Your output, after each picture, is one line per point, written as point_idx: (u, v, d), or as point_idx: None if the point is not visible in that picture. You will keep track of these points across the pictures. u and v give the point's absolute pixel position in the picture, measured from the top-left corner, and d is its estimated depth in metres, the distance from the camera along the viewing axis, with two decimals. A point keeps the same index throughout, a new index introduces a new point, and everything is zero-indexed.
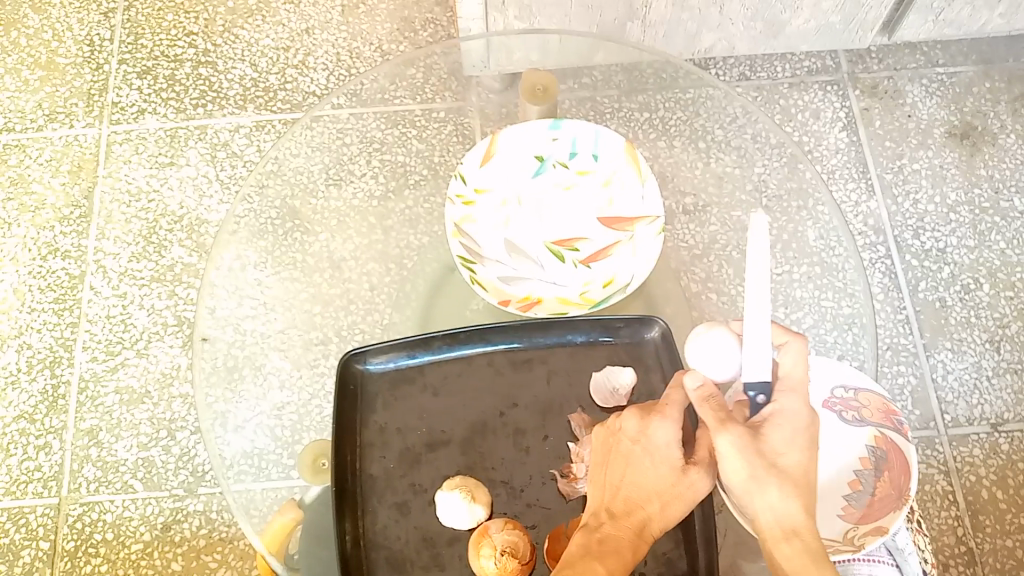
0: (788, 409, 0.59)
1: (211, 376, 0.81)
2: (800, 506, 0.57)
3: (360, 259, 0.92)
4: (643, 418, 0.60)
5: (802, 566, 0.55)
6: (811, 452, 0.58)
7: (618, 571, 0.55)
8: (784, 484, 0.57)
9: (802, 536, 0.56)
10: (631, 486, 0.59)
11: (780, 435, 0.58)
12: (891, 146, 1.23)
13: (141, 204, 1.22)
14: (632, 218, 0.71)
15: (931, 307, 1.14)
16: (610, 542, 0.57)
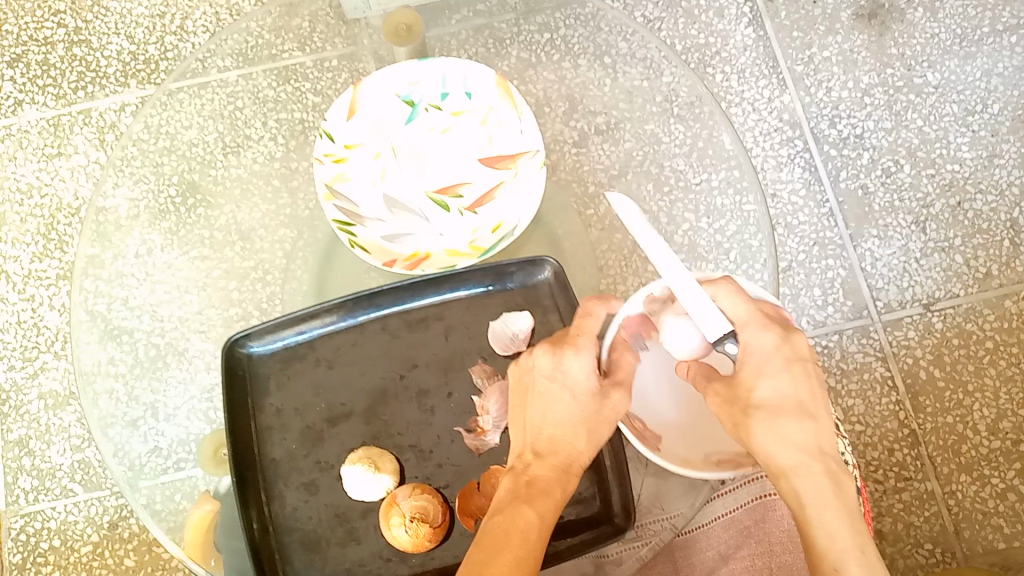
0: (756, 342, 0.57)
1: (137, 368, 0.81)
2: (797, 440, 0.56)
3: (270, 226, 0.85)
4: (553, 352, 0.59)
5: (809, 498, 0.55)
6: (790, 374, 0.57)
7: (548, 512, 0.55)
8: (767, 420, 0.56)
9: (805, 468, 0.56)
10: (552, 423, 0.58)
11: (753, 374, 0.57)
12: (799, 36, 1.20)
13: (35, 200, 1.16)
14: (513, 154, 0.68)
15: (854, 197, 1.13)
16: (541, 484, 0.57)
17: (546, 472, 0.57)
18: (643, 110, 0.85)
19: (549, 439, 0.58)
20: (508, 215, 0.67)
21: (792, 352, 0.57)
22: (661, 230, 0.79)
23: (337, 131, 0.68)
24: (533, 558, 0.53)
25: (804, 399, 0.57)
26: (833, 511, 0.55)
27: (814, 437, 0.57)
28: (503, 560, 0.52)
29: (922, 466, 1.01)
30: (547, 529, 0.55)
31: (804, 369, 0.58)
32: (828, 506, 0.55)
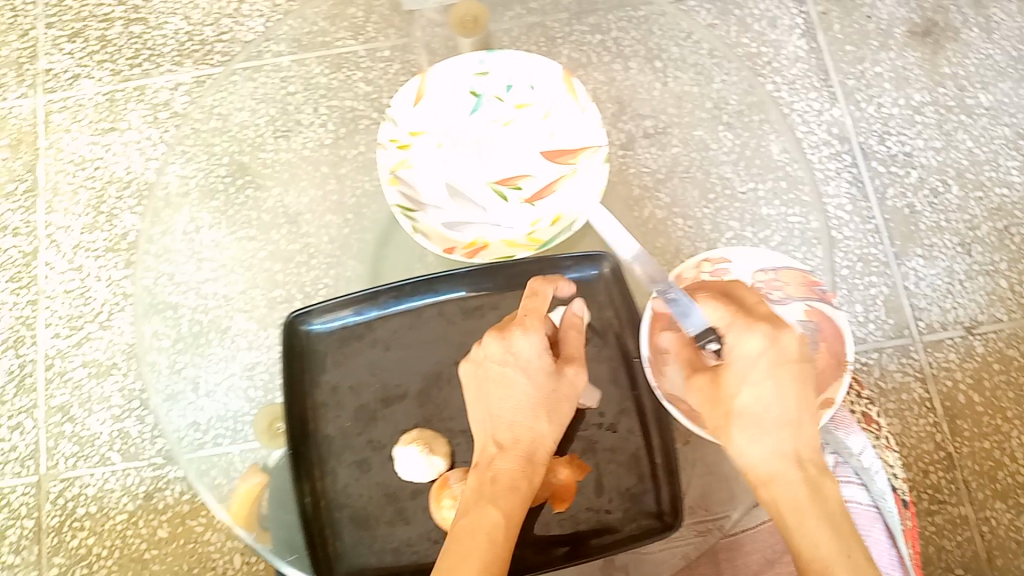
0: (737, 343, 0.55)
1: (178, 343, 0.80)
2: (776, 446, 0.54)
3: (316, 212, 0.86)
4: (502, 336, 0.59)
5: (792, 507, 0.53)
6: (777, 379, 0.55)
7: (515, 508, 0.55)
8: (751, 427, 0.54)
9: (786, 475, 0.54)
10: (506, 411, 0.57)
11: (736, 375, 0.55)
12: (852, 50, 1.21)
13: (87, 172, 1.18)
14: (575, 148, 0.68)
15: (900, 214, 1.13)
16: (505, 476, 0.56)
17: (511, 464, 0.56)
18: (692, 116, 0.86)
19: (509, 430, 0.57)
20: (568, 208, 0.67)
21: (780, 352, 0.55)
22: (706, 240, 0.81)
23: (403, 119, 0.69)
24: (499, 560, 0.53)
25: (788, 403, 0.55)
26: (818, 520, 0.52)
27: (798, 442, 0.54)
28: (470, 568, 0.51)
29: (956, 489, 1.01)
30: (515, 525, 0.54)
31: (791, 370, 0.55)
32: (809, 515, 0.52)
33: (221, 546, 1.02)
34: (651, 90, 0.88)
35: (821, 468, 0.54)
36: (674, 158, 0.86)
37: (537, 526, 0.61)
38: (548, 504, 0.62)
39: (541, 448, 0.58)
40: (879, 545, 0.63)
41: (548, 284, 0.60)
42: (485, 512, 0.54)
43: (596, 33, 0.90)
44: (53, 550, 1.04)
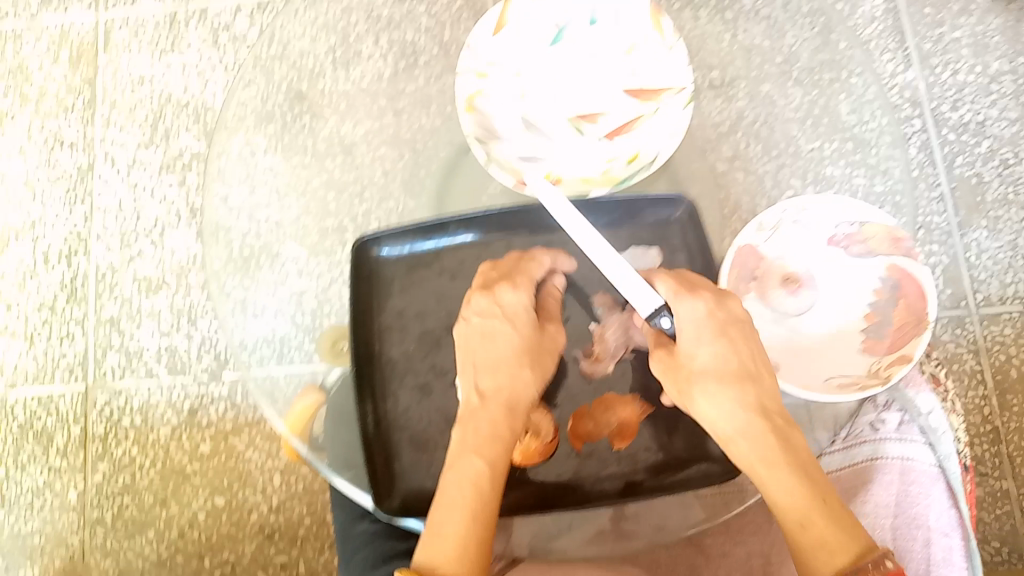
0: (685, 312, 0.57)
1: (228, 265, 0.78)
2: (740, 402, 0.54)
3: (372, 143, 0.83)
4: (488, 290, 0.60)
5: (758, 461, 0.53)
6: (727, 339, 0.56)
7: (497, 452, 0.55)
8: (708, 385, 0.55)
9: (754, 429, 0.54)
10: (489, 360, 0.57)
11: (687, 340, 0.57)
12: (931, 13, 1.16)
13: (145, 90, 1.18)
14: (658, 87, 0.67)
15: (967, 184, 1.10)
16: (485, 425, 0.55)
17: (493, 414, 0.56)
18: (760, 70, 0.83)
19: (490, 378, 0.57)
20: (646, 146, 0.66)
21: (727, 315, 0.57)
22: (766, 197, 0.77)
23: (481, 46, 0.67)
24: (486, 508, 0.53)
25: (742, 359, 0.56)
26: (787, 470, 0.52)
27: (755, 396, 0.55)
28: (460, 520, 0.52)
29: (999, 464, 1.00)
30: (500, 473, 0.54)
31: (735, 330, 0.57)
32: (780, 466, 0.53)
33: (262, 465, 1.04)
34: (720, 43, 0.84)
35: (779, 418, 0.55)
36: (738, 112, 0.82)
37: (595, 462, 0.63)
38: (608, 442, 0.63)
39: (523, 398, 0.57)
40: (938, 505, 0.67)
41: (545, 256, 0.63)
42: (467, 461, 0.54)
43: None
44: (99, 457, 1.06)
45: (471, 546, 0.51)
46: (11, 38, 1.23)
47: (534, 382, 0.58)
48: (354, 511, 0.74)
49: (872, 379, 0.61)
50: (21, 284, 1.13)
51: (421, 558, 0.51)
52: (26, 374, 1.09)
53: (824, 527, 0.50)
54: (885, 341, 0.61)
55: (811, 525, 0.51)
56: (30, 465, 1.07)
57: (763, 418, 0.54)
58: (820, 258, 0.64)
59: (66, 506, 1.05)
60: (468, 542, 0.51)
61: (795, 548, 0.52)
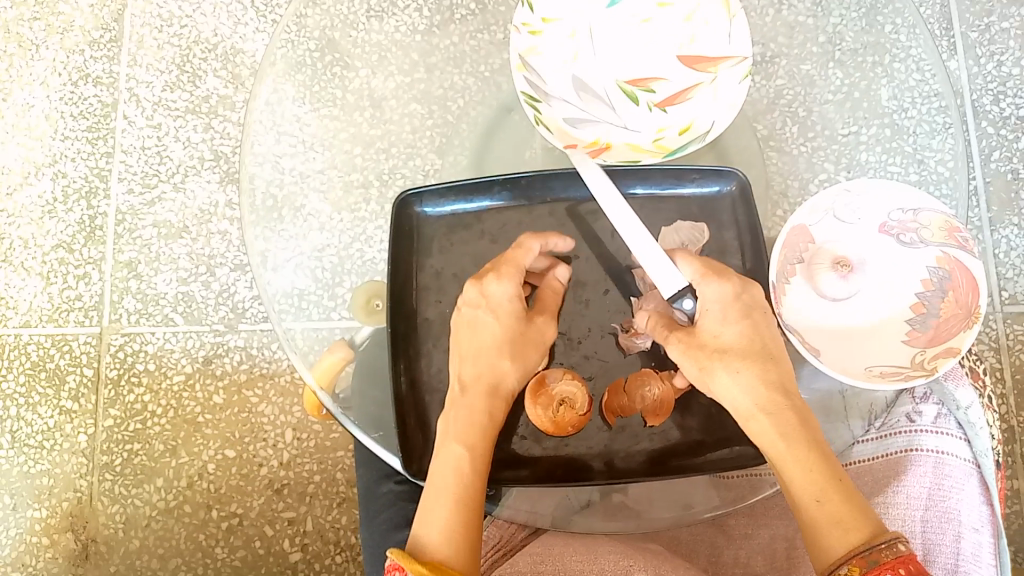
0: (710, 292, 0.57)
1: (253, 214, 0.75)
2: (759, 382, 0.54)
3: (402, 98, 0.80)
4: (477, 280, 0.60)
5: (775, 441, 0.53)
6: (748, 322, 0.56)
7: (476, 441, 0.57)
8: (731, 364, 0.55)
9: (773, 408, 0.54)
10: (473, 350, 0.59)
11: (709, 318, 0.57)
12: (981, 1, 1.13)
13: (173, 29, 1.16)
14: (716, 57, 0.65)
15: (1002, 179, 1.08)
16: (466, 415, 0.57)
17: (473, 402, 0.58)
18: (802, 49, 0.80)
19: (473, 368, 0.59)
20: (700, 117, 0.66)
21: (748, 300, 0.57)
22: (797, 179, 0.76)
23: (538, 2, 0.67)
24: (469, 492, 0.55)
25: (760, 345, 0.56)
26: (805, 449, 0.52)
27: (775, 377, 0.55)
28: (447, 505, 0.54)
29: (1012, 462, 0.99)
30: (480, 457, 0.57)
31: (757, 315, 0.57)
32: (797, 442, 0.53)
33: (275, 419, 1.02)
34: (762, 17, 0.81)
35: (797, 398, 0.55)
36: (776, 90, 0.80)
37: (626, 436, 0.61)
38: (641, 417, 0.61)
39: (506, 386, 0.59)
40: (971, 501, 0.67)
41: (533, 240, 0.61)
42: (454, 448, 0.56)
43: None
44: (110, 402, 1.05)
45: (457, 528, 0.53)
46: None
47: (513, 372, 0.59)
48: (378, 470, 0.74)
49: (913, 370, 0.59)
50: (39, 221, 1.11)
51: (411, 538, 0.54)
52: (40, 313, 1.08)
53: (835, 507, 0.51)
54: (929, 333, 0.60)
55: (826, 504, 0.51)
56: (40, 406, 1.05)
57: (782, 398, 0.54)
58: (870, 247, 0.63)
59: (75, 449, 1.04)
60: (456, 527, 0.53)
61: (807, 526, 0.52)
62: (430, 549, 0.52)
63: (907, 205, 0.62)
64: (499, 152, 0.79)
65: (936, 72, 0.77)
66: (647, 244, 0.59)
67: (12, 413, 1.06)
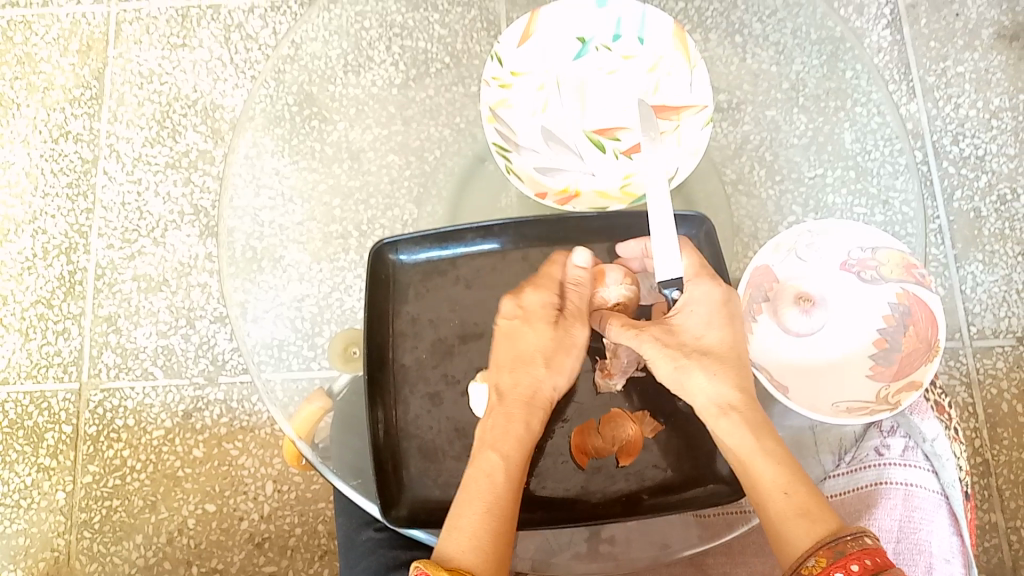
0: (703, 292, 0.62)
1: (233, 265, 0.77)
2: (730, 385, 0.60)
3: (380, 150, 0.82)
4: (515, 295, 0.65)
5: (743, 437, 0.58)
6: (729, 328, 0.62)
7: (511, 451, 0.60)
8: (710, 365, 0.61)
9: (738, 413, 0.60)
10: (507, 360, 0.64)
11: (695, 320, 0.62)
12: (936, 47, 1.18)
13: (153, 86, 1.18)
14: (678, 106, 0.69)
15: (965, 217, 1.11)
16: (501, 424, 0.61)
17: (510, 410, 0.61)
18: (767, 95, 0.83)
19: (510, 377, 0.63)
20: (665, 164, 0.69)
21: (731, 307, 0.62)
22: (767, 221, 0.78)
23: (507, 57, 0.70)
24: (504, 494, 0.58)
25: (742, 349, 0.62)
26: (771, 445, 0.58)
27: (746, 383, 0.61)
28: (479, 511, 0.57)
29: (988, 495, 1.00)
30: (514, 465, 0.59)
31: (738, 321, 0.63)
32: (760, 447, 0.58)
33: (255, 471, 1.02)
34: (729, 65, 0.85)
35: (764, 417, 0.60)
36: (743, 136, 0.82)
37: (602, 477, 0.62)
38: (616, 459, 0.62)
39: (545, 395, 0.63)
40: (941, 531, 0.69)
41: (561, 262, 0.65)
42: (490, 457, 0.59)
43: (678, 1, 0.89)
44: (88, 459, 1.04)
45: (486, 535, 0.57)
46: (21, 26, 1.23)
47: (553, 375, 0.63)
48: (358, 519, 0.74)
49: (879, 404, 0.61)
50: (18, 278, 1.11)
51: (439, 547, 0.57)
52: (19, 369, 1.08)
53: (799, 499, 0.56)
54: (893, 366, 0.61)
55: (789, 495, 0.56)
56: (18, 464, 1.04)
57: (750, 402, 0.60)
58: (831, 284, 0.65)
59: (52, 507, 1.02)
60: (485, 535, 0.56)
61: (771, 516, 0.56)
62: (455, 556, 0.55)
63: (866, 244, 0.64)
64: (475, 200, 0.81)
65: (894, 116, 0.80)
66: (666, 233, 0.61)
67: None
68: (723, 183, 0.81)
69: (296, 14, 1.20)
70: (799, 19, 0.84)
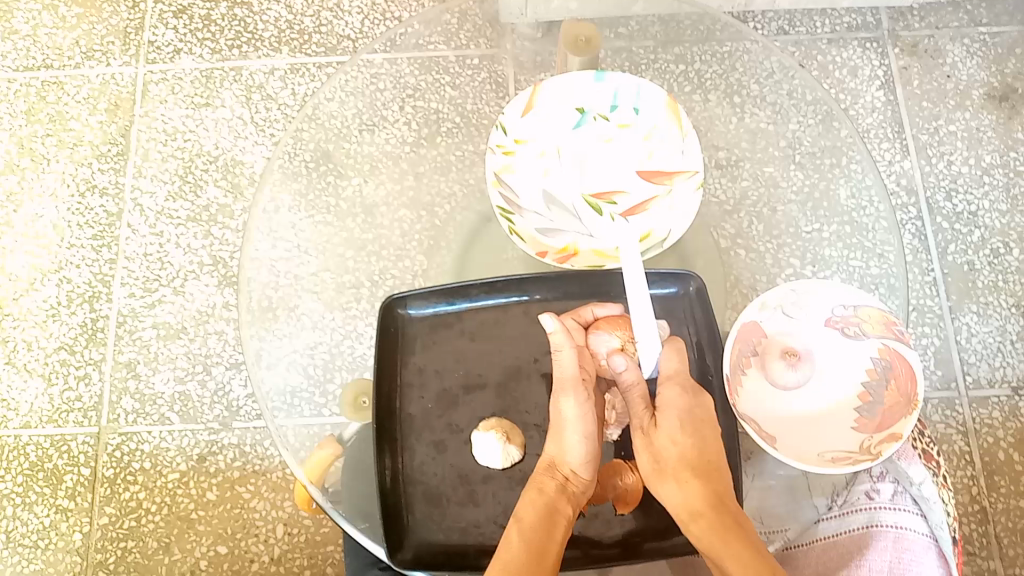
0: (668, 396, 0.62)
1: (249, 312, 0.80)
2: (700, 489, 0.60)
3: (392, 205, 0.87)
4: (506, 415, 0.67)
5: (714, 547, 0.58)
6: (697, 436, 0.62)
7: (526, 515, 0.60)
8: (679, 473, 0.60)
9: (713, 513, 0.59)
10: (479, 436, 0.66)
11: (669, 426, 0.62)
12: (928, 107, 1.23)
13: (177, 143, 1.24)
14: (671, 171, 0.74)
15: (960, 270, 1.14)
16: (527, 497, 0.61)
17: (535, 486, 0.62)
18: (765, 153, 0.87)
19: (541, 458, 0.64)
20: (658, 226, 0.73)
21: (698, 413, 0.62)
22: (766, 274, 0.82)
23: (511, 126, 0.75)
24: (524, 564, 0.57)
25: (715, 457, 0.62)
26: (741, 547, 0.57)
27: (718, 488, 0.60)
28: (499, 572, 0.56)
29: (987, 544, 1.01)
30: (531, 526, 0.59)
31: (705, 429, 0.62)
32: (736, 541, 0.58)
33: (266, 514, 1.05)
34: (728, 124, 0.89)
35: (739, 516, 0.59)
36: (742, 191, 0.87)
37: (600, 523, 0.65)
38: (612, 506, 0.65)
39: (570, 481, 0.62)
40: (930, 572, 0.71)
41: (587, 307, 0.67)
42: (511, 526, 0.60)
43: (680, 63, 0.92)
44: (105, 500, 1.06)
45: None
46: (54, 86, 1.30)
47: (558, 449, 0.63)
48: (365, 558, 0.77)
49: (860, 455, 0.64)
50: (43, 324, 1.16)
51: None
52: (40, 414, 1.11)
53: None
54: (876, 418, 0.65)
55: None
56: (36, 505, 1.07)
57: (717, 506, 0.59)
58: (816, 340, 0.68)
59: (69, 547, 1.05)
60: None
61: None
62: None
63: (850, 301, 0.68)
64: (482, 253, 0.85)
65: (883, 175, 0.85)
66: (647, 329, 0.64)
67: (8, 514, 1.07)
68: (718, 242, 0.84)
69: (315, 76, 1.27)
70: (795, 81, 0.88)
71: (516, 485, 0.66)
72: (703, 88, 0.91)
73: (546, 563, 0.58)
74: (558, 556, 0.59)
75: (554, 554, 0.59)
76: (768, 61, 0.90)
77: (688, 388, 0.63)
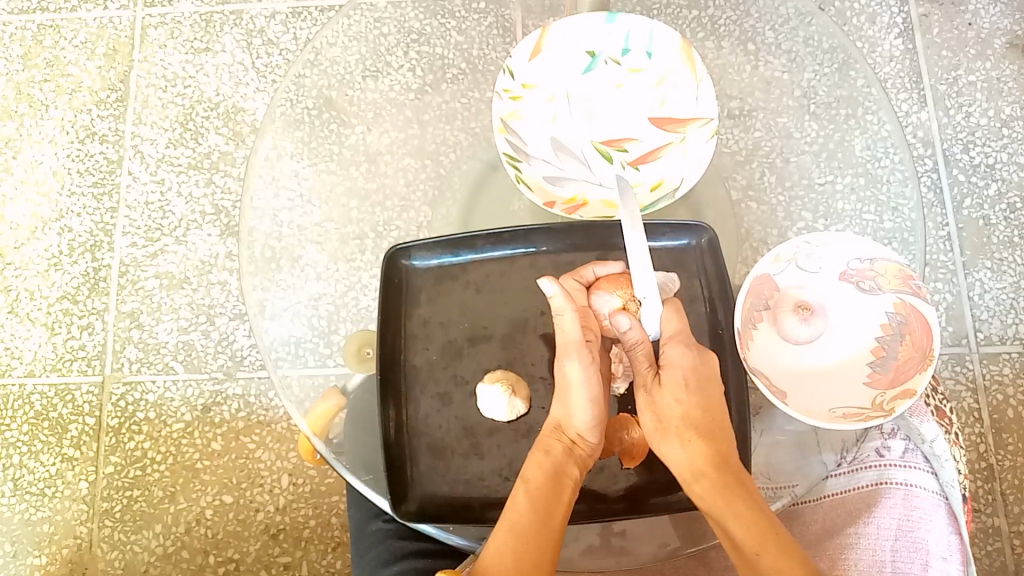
0: (672, 356, 0.61)
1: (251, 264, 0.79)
2: (704, 449, 0.59)
3: (396, 154, 0.84)
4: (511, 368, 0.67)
5: (717, 505, 0.59)
6: (701, 395, 0.61)
7: (532, 477, 0.61)
8: (683, 432, 0.60)
9: (718, 473, 0.59)
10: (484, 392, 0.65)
11: (672, 386, 0.61)
12: (948, 56, 1.19)
13: (177, 90, 1.22)
14: (684, 119, 0.72)
15: (975, 225, 1.12)
16: (533, 458, 0.62)
17: (540, 446, 0.62)
18: (778, 102, 0.83)
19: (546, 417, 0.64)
20: (670, 174, 0.72)
21: (703, 372, 0.61)
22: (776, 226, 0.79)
23: (518, 70, 0.73)
24: (530, 529, 0.59)
25: (719, 415, 0.61)
26: (744, 506, 0.58)
27: (723, 446, 0.60)
28: (504, 538, 0.59)
29: (992, 500, 1.01)
30: (537, 488, 0.60)
31: (710, 387, 0.61)
32: (739, 501, 0.58)
33: (271, 464, 1.05)
34: (741, 72, 0.85)
35: (743, 473, 0.60)
36: (755, 142, 0.83)
37: (605, 476, 0.65)
38: (619, 459, 0.65)
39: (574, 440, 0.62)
40: (938, 530, 0.70)
41: (587, 267, 0.65)
42: (518, 487, 0.61)
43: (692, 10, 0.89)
44: (111, 449, 1.07)
45: (512, 557, 0.58)
46: (50, 30, 1.27)
47: (563, 411, 0.62)
48: (368, 510, 0.77)
49: (872, 411, 0.63)
50: (45, 273, 1.15)
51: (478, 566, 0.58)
52: (44, 362, 1.11)
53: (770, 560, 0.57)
54: (889, 374, 0.64)
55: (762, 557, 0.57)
56: (43, 454, 1.07)
57: (722, 464, 0.59)
58: (829, 294, 0.67)
59: (76, 495, 1.05)
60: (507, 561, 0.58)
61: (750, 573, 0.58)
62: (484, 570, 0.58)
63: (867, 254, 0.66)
64: (487, 204, 0.83)
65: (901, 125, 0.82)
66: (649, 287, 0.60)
67: (14, 462, 1.07)
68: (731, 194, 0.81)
69: (317, 20, 1.24)
70: (811, 27, 0.85)
71: (520, 438, 0.65)
72: (716, 33, 0.86)
73: (552, 525, 0.60)
74: (564, 516, 0.61)
75: (560, 514, 0.60)
76: (783, 7, 0.86)
77: (693, 347, 0.62)
